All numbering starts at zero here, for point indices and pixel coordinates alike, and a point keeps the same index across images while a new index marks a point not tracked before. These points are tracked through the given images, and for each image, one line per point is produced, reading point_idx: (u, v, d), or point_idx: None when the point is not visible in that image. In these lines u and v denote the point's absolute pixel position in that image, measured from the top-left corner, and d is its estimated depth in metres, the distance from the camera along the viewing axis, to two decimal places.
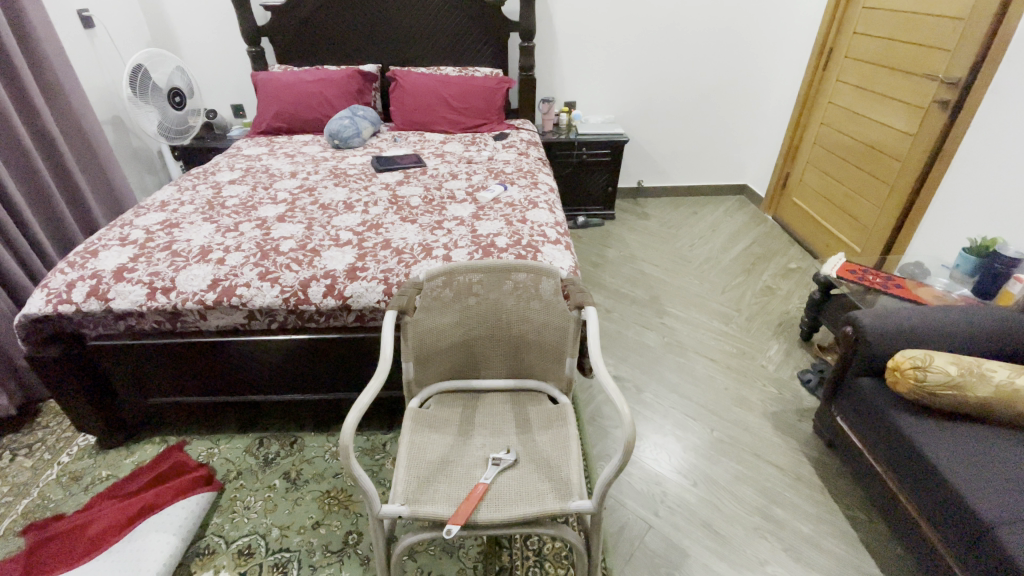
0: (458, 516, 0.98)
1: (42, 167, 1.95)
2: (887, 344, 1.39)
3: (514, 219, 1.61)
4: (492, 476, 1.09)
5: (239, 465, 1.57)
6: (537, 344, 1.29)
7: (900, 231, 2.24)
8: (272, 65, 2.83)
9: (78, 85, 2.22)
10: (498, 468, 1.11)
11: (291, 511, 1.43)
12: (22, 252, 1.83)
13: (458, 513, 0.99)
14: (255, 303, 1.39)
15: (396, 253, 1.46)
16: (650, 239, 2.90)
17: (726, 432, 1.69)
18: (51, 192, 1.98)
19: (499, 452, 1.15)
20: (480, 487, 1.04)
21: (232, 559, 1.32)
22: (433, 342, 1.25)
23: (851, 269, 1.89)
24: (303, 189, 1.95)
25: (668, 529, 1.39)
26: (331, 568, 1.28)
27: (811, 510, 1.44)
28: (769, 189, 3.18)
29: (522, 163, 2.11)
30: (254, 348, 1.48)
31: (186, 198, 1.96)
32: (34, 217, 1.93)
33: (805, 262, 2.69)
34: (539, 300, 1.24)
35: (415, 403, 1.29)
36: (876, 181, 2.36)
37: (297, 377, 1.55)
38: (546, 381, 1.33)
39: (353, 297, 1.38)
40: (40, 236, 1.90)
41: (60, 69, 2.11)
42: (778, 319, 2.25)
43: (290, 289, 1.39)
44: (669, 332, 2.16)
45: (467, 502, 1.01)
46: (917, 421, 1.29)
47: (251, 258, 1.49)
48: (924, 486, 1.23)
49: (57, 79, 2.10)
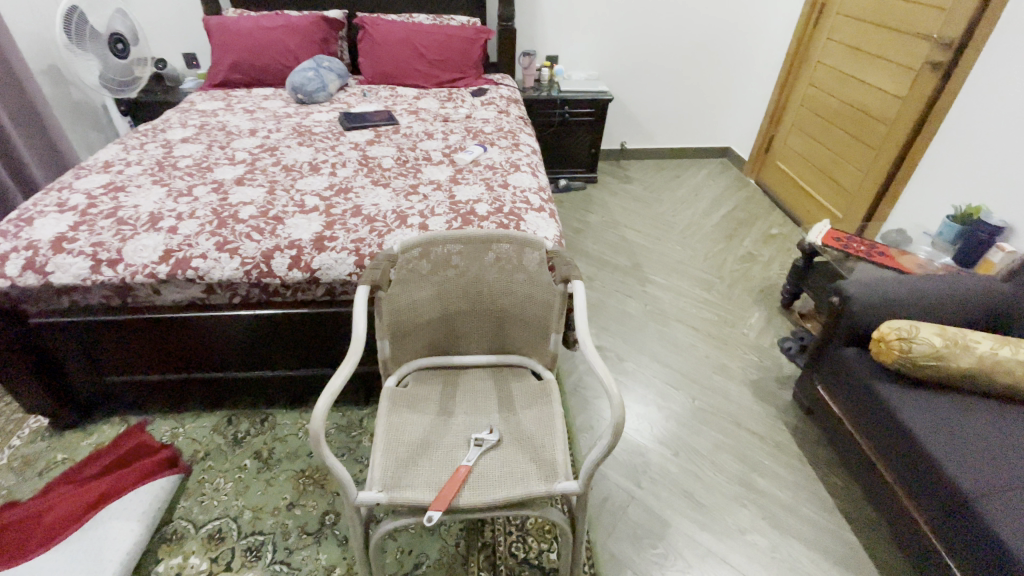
0: (440, 502, 0.93)
1: None
2: (874, 314, 1.38)
3: (494, 183, 1.51)
4: (475, 458, 1.05)
5: (207, 445, 1.50)
6: (520, 319, 1.22)
7: (883, 197, 2.21)
8: (225, 9, 2.57)
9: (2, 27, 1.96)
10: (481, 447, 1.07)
11: (264, 492, 1.37)
12: None
13: (440, 500, 0.94)
14: (213, 277, 1.28)
15: (368, 220, 1.35)
16: (632, 204, 2.83)
17: (708, 400, 1.68)
18: None
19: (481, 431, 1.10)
20: (463, 469, 1.00)
21: (202, 544, 1.26)
22: (410, 318, 1.18)
23: (836, 236, 1.86)
24: (264, 148, 1.79)
25: (651, 500, 1.39)
26: (308, 550, 1.24)
27: (790, 477, 1.45)
28: (753, 152, 3.11)
29: (502, 122, 1.98)
30: (214, 324, 1.38)
31: (133, 158, 1.78)
32: None
33: (786, 227, 2.67)
34: (522, 272, 1.18)
35: (392, 381, 1.22)
36: (862, 145, 2.31)
37: (263, 353, 1.45)
38: (529, 356, 1.28)
39: (321, 269, 1.27)
40: None
41: None
42: (759, 285, 2.23)
43: (252, 261, 1.28)
44: (652, 300, 2.12)
45: (449, 486, 0.97)
46: (900, 392, 1.29)
47: (207, 226, 1.36)
48: (903, 456, 1.24)
49: None
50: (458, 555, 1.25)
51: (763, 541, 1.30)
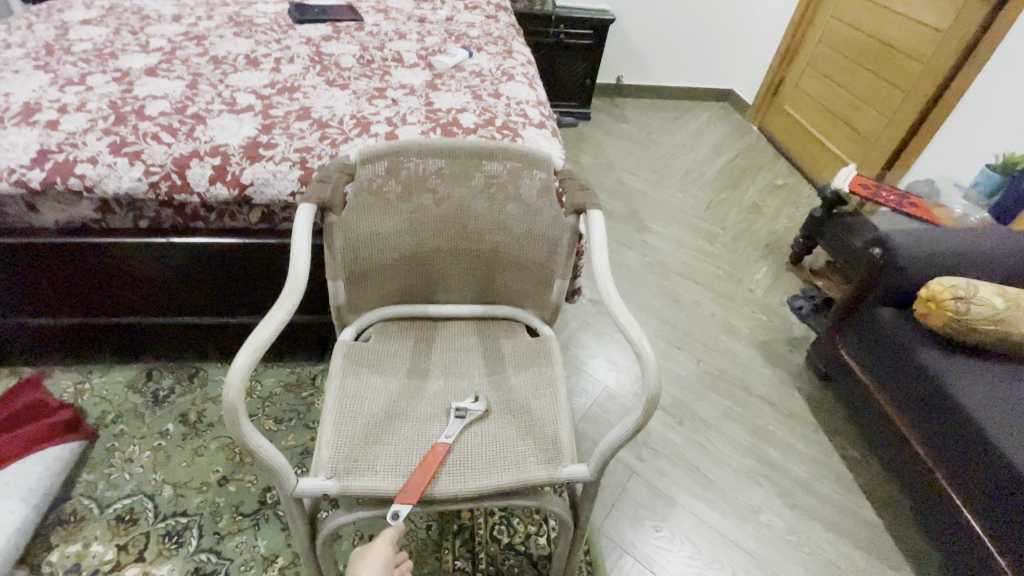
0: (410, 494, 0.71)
1: None
2: (918, 270, 1.20)
3: (483, 91, 1.21)
4: (456, 433, 0.82)
5: (119, 406, 1.21)
6: (514, 261, 0.97)
7: (908, 144, 2.03)
8: None
9: None
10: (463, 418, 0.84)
11: (189, 465, 1.11)
12: None
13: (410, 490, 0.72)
14: (105, 190, 0.97)
15: (318, 125, 1.05)
16: (628, 145, 2.55)
17: (714, 363, 1.50)
18: None
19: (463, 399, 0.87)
20: (442, 449, 0.77)
21: (108, 528, 1.01)
22: (372, 256, 0.91)
23: (863, 183, 1.65)
24: (188, 37, 1.41)
25: (653, 475, 1.21)
26: (243, 535, 1.00)
27: (805, 450, 1.29)
28: (758, 95, 2.85)
29: (490, 26, 1.63)
30: (116, 255, 1.06)
31: (12, 38, 1.37)
32: None
33: (792, 178, 2.45)
34: (519, 200, 0.92)
35: (349, 333, 0.96)
36: (887, 86, 2.10)
37: (186, 294, 1.15)
38: (523, 308, 1.03)
39: (254, 186, 0.98)
40: None
41: None
42: (766, 238, 2.03)
43: (160, 170, 0.96)
44: (650, 251, 1.89)
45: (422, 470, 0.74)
46: (945, 359, 1.13)
47: (100, 123, 1.02)
48: (944, 429, 1.09)
49: None
50: (430, 542, 1.05)
51: (779, 522, 1.14)
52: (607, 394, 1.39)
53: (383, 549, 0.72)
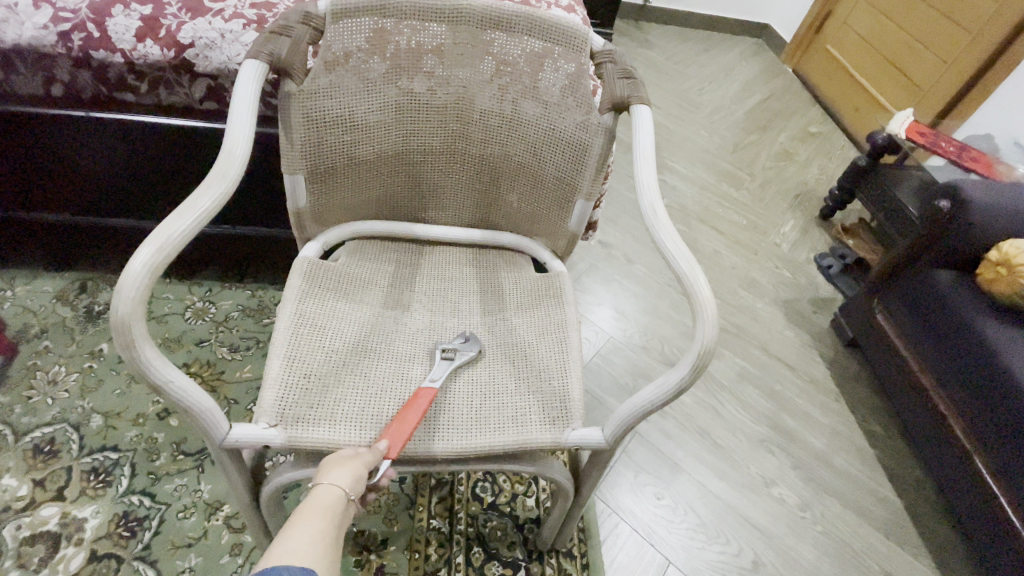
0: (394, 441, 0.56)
1: None
2: (988, 229, 1.04)
3: None
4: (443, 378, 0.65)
5: (45, 319, 1.02)
6: (525, 175, 0.77)
7: (966, 94, 1.81)
8: None
9: None
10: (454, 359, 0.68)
11: (123, 393, 0.94)
12: None
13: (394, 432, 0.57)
14: (3, 38, 0.75)
15: None
16: (651, 74, 2.27)
17: (731, 319, 1.35)
18: None
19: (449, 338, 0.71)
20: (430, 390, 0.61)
21: (22, 460, 0.85)
22: (344, 146, 0.70)
23: (920, 130, 1.45)
24: None
25: (659, 437, 1.08)
26: (184, 478, 0.86)
27: (825, 421, 1.17)
28: (797, 32, 2.55)
29: None
30: (23, 130, 0.84)
31: None
32: None
33: (827, 127, 2.22)
34: (539, 89, 0.71)
35: (314, 249, 0.77)
36: (952, 24, 1.84)
37: (119, 190, 0.94)
38: (530, 236, 0.85)
39: (193, 49, 0.75)
40: None
41: None
42: (796, 189, 1.83)
43: (72, 17, 0.74)
44: (670, 192, 1.69)
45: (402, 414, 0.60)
46: (1008, 332, 0.97)
47: None
48: (991, 409, 0.95)
49: None
50: (402, 497, 0.93)
51: (792, 497, 1.03)
52: (611, 345, 1.24)
53: (356, 462, 0.52)
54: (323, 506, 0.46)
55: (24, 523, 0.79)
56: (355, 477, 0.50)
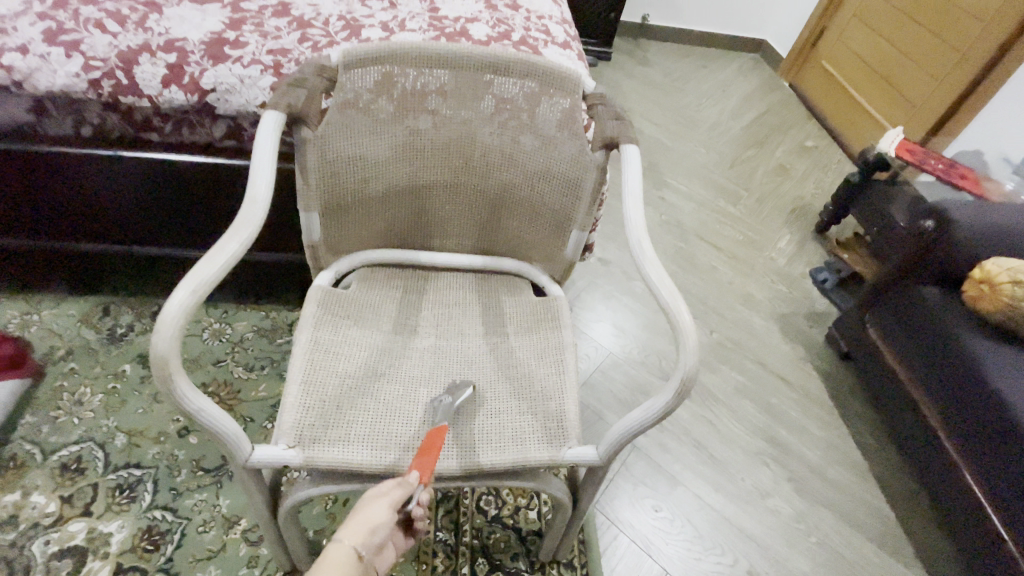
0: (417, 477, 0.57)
1: None
2: (973, 247, 1.07)
3: (499, 1, 1.03)
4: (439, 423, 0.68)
5: (70, 341, 1.08)
6: (524, 206, 0.82)
7: (957, 110, 1.85)
8: None
9: None
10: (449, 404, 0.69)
11: (145, 412, 0.99)
12: None
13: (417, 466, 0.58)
14: (37, 86, 0.80)
15: (299, 24, 0.87)
16: (650, 91, 2.33)
17: (728, 334, 1.38)
18: None
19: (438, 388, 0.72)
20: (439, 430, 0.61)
21: (51, 477, 0.89)
22: (355, 183, 0.75)
23: (910, 148, 1.47)
24: None
25: (657, 451, 1.12)
26: (204, 493, 0.91)
27: (820, 433, 1.20)
28: (793, 47, 2.60)
29: None
30: (55, 167, 0.90)
31: None
32: None
33: (823, 141, 2.26)
34: (536, 127, 0.76)
35: (327, 277, 0.82)
36: (943, 42, 1.89)
37: (142, 220, 1.00)
38: (530, 261, 0.89)
39: (215, 93, 0.81)
40: None
41: None
42: (792, 204, 1.87)
43: (101, 65, 0.79)
44: (668, 209, 1.73)
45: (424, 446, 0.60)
46: (992, 347, 1.01)
47: (33, 3, 0.85)
48: (978, 423, 0.98)
49: None
50: None
51: (787, 509, 1.07)
52: (610, 361, 1.28)
53: (375, 513, 0.53)
54: (337, 567, 0.48)
55: (53, 539, 0.83)
56: (369, 532, 0.51)
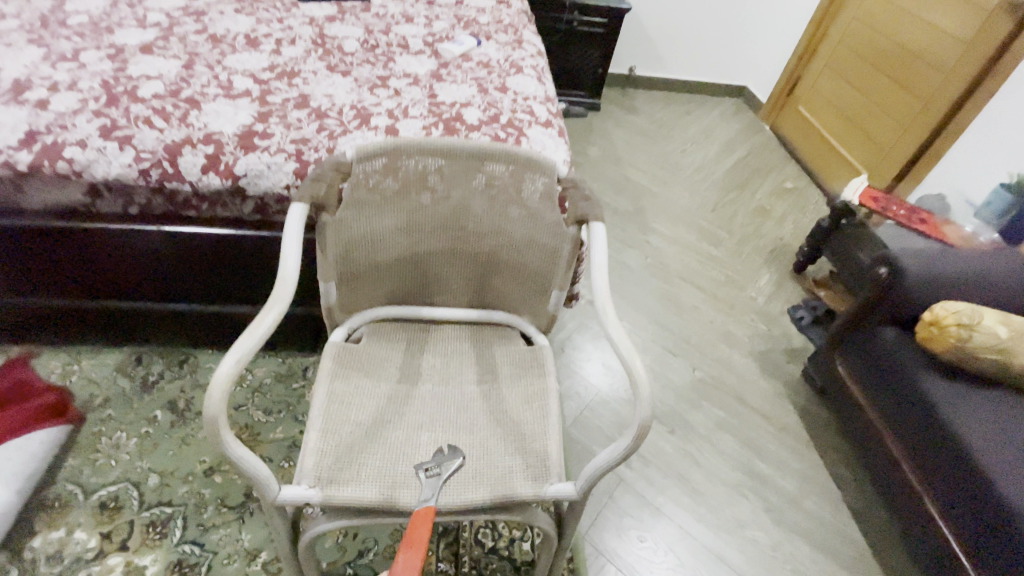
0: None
1: None
2: (925, 293, 1.18)
3: (489, 85, 1.18)
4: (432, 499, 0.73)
5: (108, 389, 1.20)
6: (512, 268, 0.94)
7: (921, 155, 1.99)
8: None
9: None
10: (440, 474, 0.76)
11: (175, 453, 1.10)
12: None
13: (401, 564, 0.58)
14: (95, 175, 0.94)
15: (317, 115, 1.02)
16: (637, 139, 2.49)
17: (710, 372, 1.48)
18: None
19: (428, 458, 0.78)
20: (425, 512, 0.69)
21: (92, 515, 1.00)
22: (365, 254, 0.88)
23: (874, 196, 1.60)
24: (187, 12, 1.37)
25: (643, 485, 1.20)
26: (228, 529, 1.00)
27: (796, 465, 1.29)
28: (773, 93, 2.77)
29: (500, 14, 1.60)
30: (105, 240, 1.04)
31: (9, 10, 1.37)
32: None
33: (802, 182, 2.40)
34: (520, 203, 0.88)
35: (340, 334, 0.94)
36: (905, 94, 2.05)
37: (176, 281, 1.13)
38: (519, 314, 1.01)
39: (246, 177, 0.95)
40: None
41: None
42: (771, 245, 1.99)
43: (151, 157, 0.93)
44: (653, 252, 1.86)
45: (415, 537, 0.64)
46: (945, 385, 1.10)
47: (91, 104, 0.99)
48: (937, 457, 1.07)
49: None
50: None
51: (764, 538, 1.14)
52: (599, 399, 1.38)
53: None
54: None
55: (93, 572, 0.93)
56: None
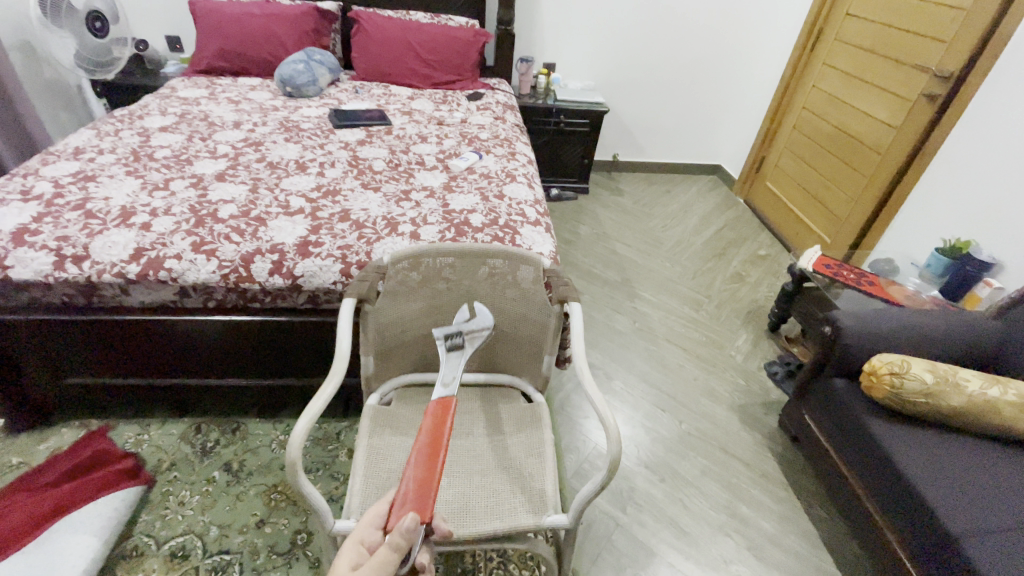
0: (423, 513, 0.62)
1: None
2: (866, 346, 1.38)
3: (490, 193, 1.48)
4: (457, 367, 0.85)
5: (173, 454, 1.40)
6: (512, 339, 1.18)
7: (872, 224, 2.25)
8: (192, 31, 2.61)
9: None
10: (466, 336, 0.92)
11: (232, 508, 1.29)
12: None
13: (419, 502, 0.63)
14: (187, 279, 1.20)
15: (357, 226, 1.30)
16: (623, 217, 2.80)
17: (694, 424, 1.66)
18: None
19: (452, 326, 0.92)
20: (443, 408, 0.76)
21: (163, 562, 1.18)
22: (395, 333, 1.12)
23: (826, 263, 1.87)
24: (248, 142, 1.72)
25: (637, 528, 1.36)
26: (278, 572, 1.18)
27: (775, 507, 1.44)
28: (743, 171, 3.12)
29: (497, 129, 1.96)
30: (187, 328, 1.29)
31: (105, 145, 1.66)
32: None
33: (774, 249, 2.67)
34: (515, 288, 1.13)
35: (375, 398, 1.16)
36: (853, 171, 2.34)
37: (238, 359, 1.38)
38: (520, 377, 1.23)
39: (304, 276, 1.22)
40: None
41: None
42: (748, 307, 2.22)
43: (230, 264, 1.21)
44: (641, 317, 2.09)
45: (432, 448, 0.70)
46: (887, 427, 1.27)
47: (183, 225, 1.28)
48: (887, 490, 1.22)
49: None
50: None
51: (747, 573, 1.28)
52: (596, 451, 1.56)
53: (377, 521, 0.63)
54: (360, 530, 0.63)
55: None
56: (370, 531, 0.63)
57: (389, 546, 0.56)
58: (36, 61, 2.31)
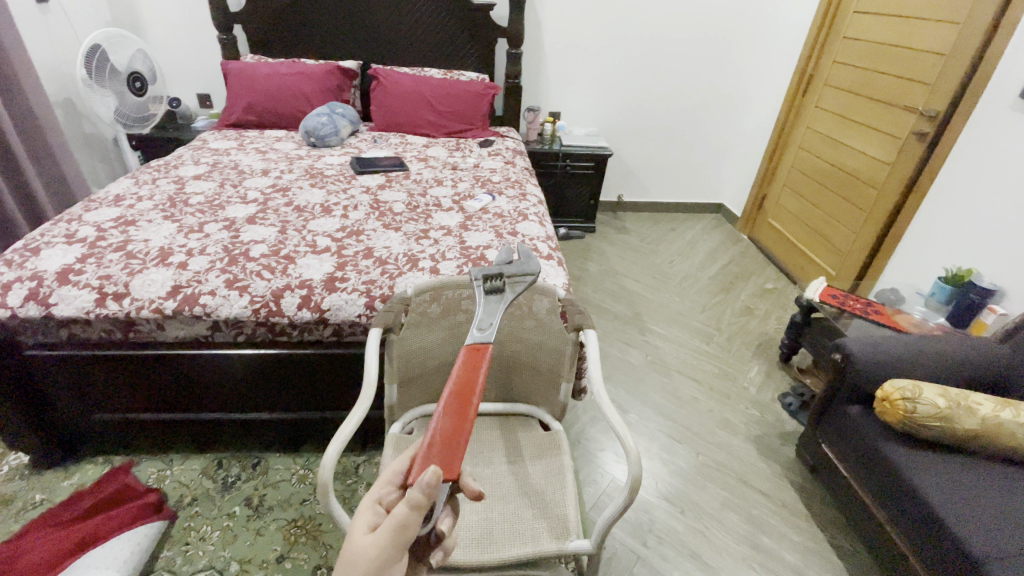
0: (448, 470, 0.57)
1: (21, 158, 1.96)
2: (878, 372, 1.40)
3: (504, 231, 1.56)
4: (494, 313, 0.77)
5: (195, 490, 1.42)
6: (529, 367, 1.21)
7: (875, 256, 2.30)
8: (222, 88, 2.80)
9: (34, 74, 2.04)
10: (507, 279, 0.84)
11: (252, 543, 1.30)
12: (13, 218, 1.92)
13: (445, 455, 0.58)
14: (220, 314, 1.27)
15: (380, 262, 1.38)
16: (631, 254, 2.87)
17: (711, 456, 1.66)
18: (24, 177, 1.98)
19: (493, 268, 0.85)
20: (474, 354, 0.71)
21: None
22: (418, 363, 1.16)
23: (832, 294, 1.91)
24: (276, 189, 1.83)
25: (658, 561, 1.34)
26: None
27: (798, 538, 1.42)
28: (745, 209, 3.21)
29: (509, 172, 2.07)
30: (215, 362, 1.34)
31: (144, 192, 1.77)
32: (15, 207, 1.96)
33: (781, 283, 2.72)
34: (531, 318, 1.17)
35: (396, 428, 1.19)
36: (852, 206, 2.42)
37: (262, 393, 1.42)
38: (538, 406, 1.26)
39: (330, 310, 1.28)
40: (19, 219, 1.94)
41: (12, 55, 1.93)
42: (757, 339, 2.25)
43: (261, 299, 1.27)
44: (652, 350, 2.12)
45: (462, 396, 0.65)
46: (904, 452, 1.27)
47: (217, 264, 1.35)
48: (910, 517, 1.20)
49: (11, 68, 1.93)
50: None
51: None
52: (614, 484, 1.56)
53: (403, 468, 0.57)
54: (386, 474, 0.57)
55: None
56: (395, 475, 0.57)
57: (409, 506, 0.49)
58: (77, 118, 2.49)
